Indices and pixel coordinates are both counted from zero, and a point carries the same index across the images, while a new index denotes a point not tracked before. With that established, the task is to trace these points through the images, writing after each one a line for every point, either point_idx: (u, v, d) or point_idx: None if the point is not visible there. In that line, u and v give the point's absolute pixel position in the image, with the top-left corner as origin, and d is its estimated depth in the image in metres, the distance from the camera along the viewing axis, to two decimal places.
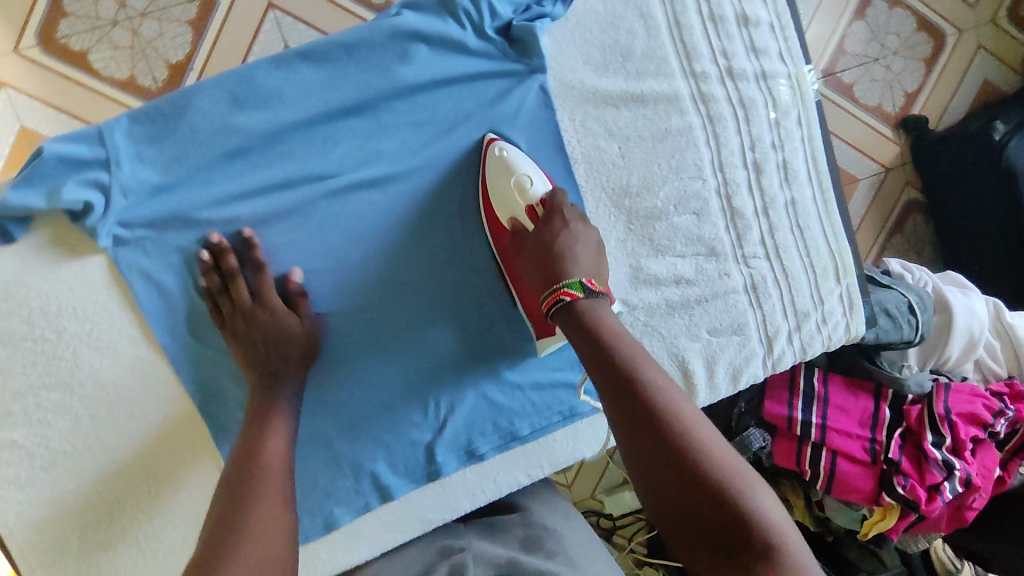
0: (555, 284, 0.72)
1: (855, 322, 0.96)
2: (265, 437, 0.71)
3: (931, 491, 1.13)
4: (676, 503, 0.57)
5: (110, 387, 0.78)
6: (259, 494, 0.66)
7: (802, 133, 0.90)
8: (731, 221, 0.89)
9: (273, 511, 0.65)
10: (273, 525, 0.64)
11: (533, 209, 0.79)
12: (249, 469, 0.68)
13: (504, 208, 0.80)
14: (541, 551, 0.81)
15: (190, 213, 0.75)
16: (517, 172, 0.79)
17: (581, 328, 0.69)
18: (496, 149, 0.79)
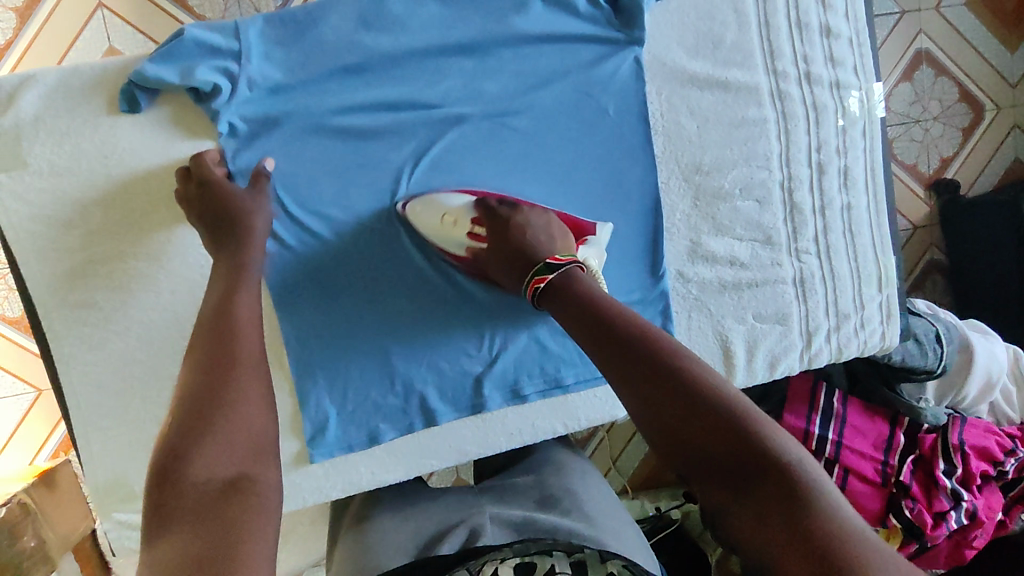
0: (529, 273, 0.76)
1: (890, 331, 1.01)
2: (234, 303, 0.68)
3: (938, 518, 1.16)
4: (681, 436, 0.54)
5: (195, 268, 0.82)
6: (230, 356, 0.62)
7: (865, 144, 0.96)
8: (790, 215, 0.95)
9: (248, 373, 0.62)
10: (246, 410, 0.59)
11: (473, 233, 0.84)
12: (219, 333, 0.64)
13: (453, 243, 0.85)
14: (557, 507, 0.81)
15: (304, 116, 0.80)
16: (439, 207, 0.83)
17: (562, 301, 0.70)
18: (413, 205, 0.84)
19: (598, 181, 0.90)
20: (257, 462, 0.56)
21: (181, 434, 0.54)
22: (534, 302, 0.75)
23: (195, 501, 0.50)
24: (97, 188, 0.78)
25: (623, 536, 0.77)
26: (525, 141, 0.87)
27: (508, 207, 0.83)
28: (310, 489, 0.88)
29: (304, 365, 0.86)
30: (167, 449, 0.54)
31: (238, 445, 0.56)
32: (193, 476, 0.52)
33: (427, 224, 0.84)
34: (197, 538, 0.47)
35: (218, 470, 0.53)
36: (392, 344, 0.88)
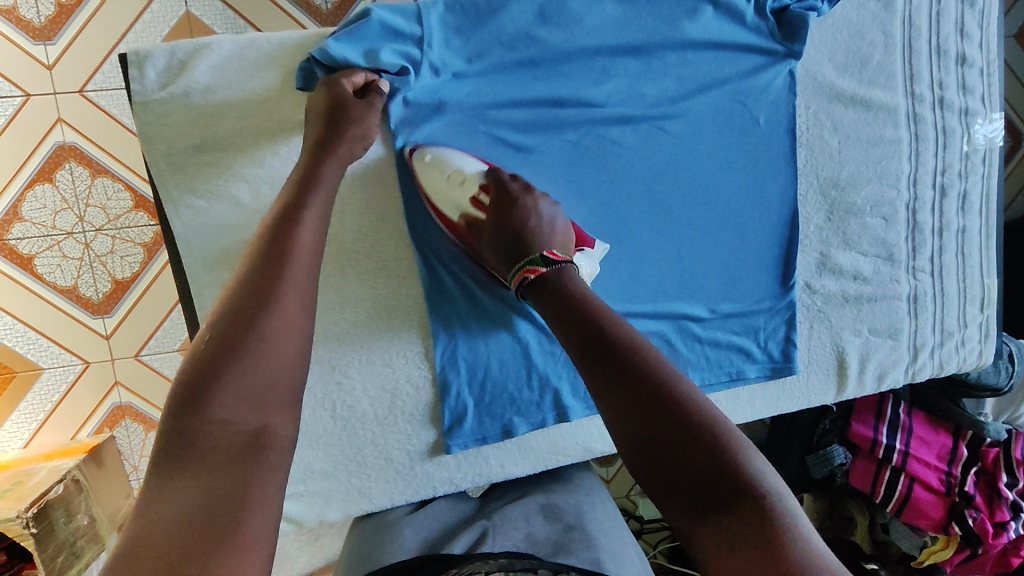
0: (523, 261, 0.74)
1: (987, 350, 1.04)
2: (298, 216, 0.63)
3: (998, 527, 1.22)
4: (653, 442, 0.52)
5: (351, 251, 0.81)
6: (282, 275, 0.58)
7: (984, 170, 0.99)
8: (912, 234, 0.98)
9: (295, 300, 0.58)
10: (289, 347, 0.56)
11: (478, 199, 0.80)
12: (276, 251, 0.60)
13: (449, 204, 0.80)
14: (562, 521, 0.83)
15: (476, 107, 0.80)
16: (451, 164, 0.78)
17: (555, 292, 0.70)
18: (420, 155, 0.79)
19: (742, 191, 0.91)
20: (281, 408, 0.54)
21: (202, 363, 0.52)
22: (517, 290, 0.74)
23: (216, 446, 0.49)
24: (262, 165, 0.77)
25: (622, 558, 0.78)
26: (678, 145, 0.88)
27: (523, 188, 0.80)
28: (442, 479, 0.89)
29: (449, 356, 0.85)
30: (195, 373, 0.51)
31: (267, 388, 0.53)
32: (207, 416, 0.50)
33: (435, 185, 0.79)
34: (212, 487, 0.46)
35: (231, 416, 0.50)
36: (532, 341, 0.87)
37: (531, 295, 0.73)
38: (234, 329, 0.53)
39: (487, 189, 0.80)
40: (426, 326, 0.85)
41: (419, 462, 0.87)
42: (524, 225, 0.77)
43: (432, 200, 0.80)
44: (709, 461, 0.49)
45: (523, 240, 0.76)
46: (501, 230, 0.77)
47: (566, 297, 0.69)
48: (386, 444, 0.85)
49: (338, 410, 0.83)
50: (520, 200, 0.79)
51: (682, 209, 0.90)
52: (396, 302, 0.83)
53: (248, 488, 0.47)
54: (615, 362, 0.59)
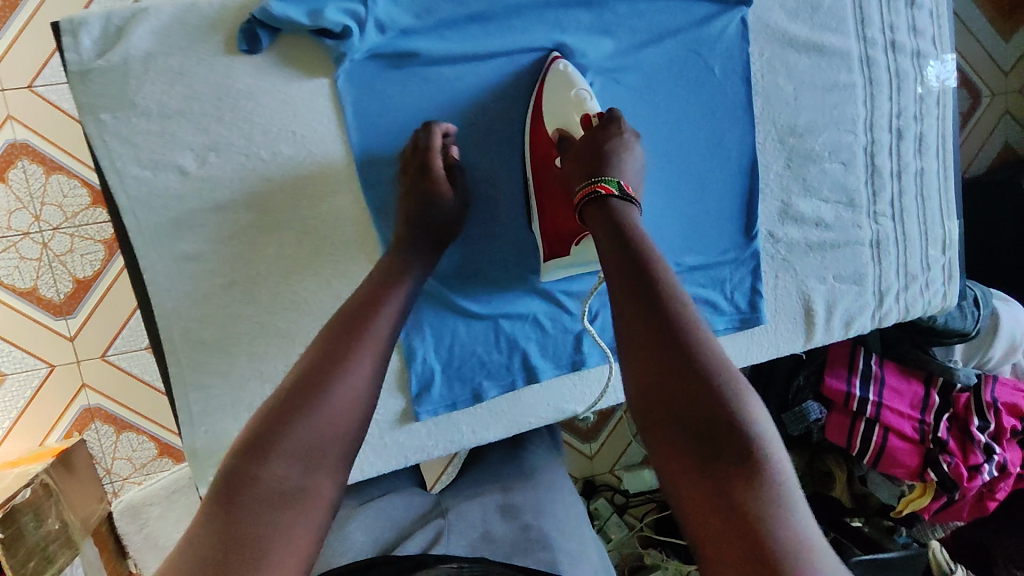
0: (594, 178, 0.66)
1: (952, 292, 1.05)
2: (387, 296, 0.62)
3: (972, 471, 1.24)
4: (673, 384, 0.49)
5: (307, 219, 0.78)
6: (361, 336, 0.55)
7: (938, 112, 1.00)
8: (871, 177, 0.98)
9: (369, 359, 0.54)
10: (358, 401, 0.51)
11: (587, 119, 0.74)
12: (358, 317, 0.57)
13: (556, 114, 0.78)
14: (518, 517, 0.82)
15: (426, 66, 0.79)
16: (577, 85, 0.78)
17: (607, 223, 0.63)
18: (558, 65, 0.79)
19: (702, 143, 0.91)
20: (337, 466, 0.48)
21: (270, 410, 0.48)
22: (579, 206, 0.67)
23: (262, 496, 0.44)
24: (206, 133, 0.75)
25: (576, 553, 0.78)
26: (635, 99, 0.87)
27: (632, 131, 0.72)
28: (413, 447, 0.88)
29: (413, 320, 0.83)
30: (259, 420, 0.48)
31: (332, 440, 0.49)
32: (269, 460, 0.45)
33: (554, 94, 0.78)
34: (221, 539, 0.41)
35: (295, 458, 0.46)
36: (497, 303, 0.86)
37: (590, 213, 0.65)
38: (304, 383, 0.50)
39: (602, 115, 0.74)
40: None
41: (389, 433, 0.86)
42: (614, 152, 0.69)
43: (540, 104, 0.80)
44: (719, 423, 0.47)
45: (600, 159, 0.68)
46: (585, 150, 0.71)
47: (616, 228, 0.62)
48: None
49: None
50: (618, 134, 0.72)
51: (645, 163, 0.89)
52: (354, 268, 0.80)
53: (277, 536, 0.42)
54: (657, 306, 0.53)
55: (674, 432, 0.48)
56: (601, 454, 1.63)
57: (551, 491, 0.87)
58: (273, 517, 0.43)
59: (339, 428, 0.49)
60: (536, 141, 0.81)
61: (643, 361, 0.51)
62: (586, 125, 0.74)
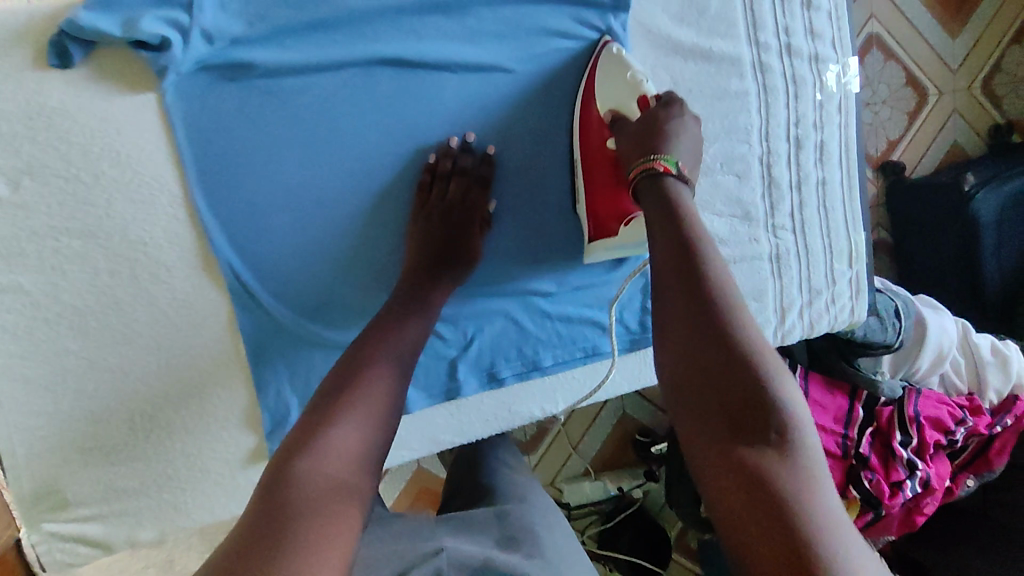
0: (656, 155, 0.66)
1: (859, 306, 1.01)
2: (398, 329, 0.69)
3: (895, 488, 1.19)
4: (714, 376, 0.51)
5: (137, 245, 0.72)
6: (376, 352, 0.65)
7: (841, 118, 0.95)
8: (768, 190, 0.93)
9: (384, 370, 0.64)
10: (379, 404, 0.60)
11: (644, 99, 0.73)
12: (376, 338, 0.67)
13: (609, 97, 0.77)
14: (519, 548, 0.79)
15: (267, 79, 0.72)
16: (633, 67, 0.76)
17: (663, 200, 0.63)
18: (613, 49, 0.79)
19: None
20: (366, 463, 0.55)
21: (306, 419, 0.57)
22: (632, 183, 0.67)
23: (304, 483, 0.50)
24: (17, 155, 0.66)
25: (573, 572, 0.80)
26: (507, 112, 0.82)
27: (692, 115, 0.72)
28: None
29: (261, 352, 0.78)
30: (300, 426, 0.56)
31: (359, 434, 0.57)
32: (311, 464, 0.52)
33: (609, 79, 0.78)
34: (268, 516, 0.47)
35: (336, 467, 0.53)
36: (358, 332, 0.80)
37: (644, 191, 0.65)
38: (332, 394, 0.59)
39: (659, 96, 0.73)
40: (234, 323, 0.76)
41: (242, 472, 0.81)
42: (672, 134, 0.68)
43: (592, 91, 0.80)
44: (750, 400, 0.50)
45: (658, 140, 0.68)
46: (633, 135, 0.71)
47: (671, 209, 0.62)
48: (200, 454, 0.78)
49: (139, 420, 0.75)
50: (677, 115, 0.71)
51: (518, 178, 0.84)
52: (195, 296, 0.74)
53: (316, 509, 0.48)
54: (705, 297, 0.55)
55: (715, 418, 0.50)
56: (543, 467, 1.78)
57: (546, 517, 0.88)
58: (313, 511, 0.48)
59: (365, 428, 0.57)
60: (587, 123, 0.81)
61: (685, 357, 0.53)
62: (642, 109, 0.72)
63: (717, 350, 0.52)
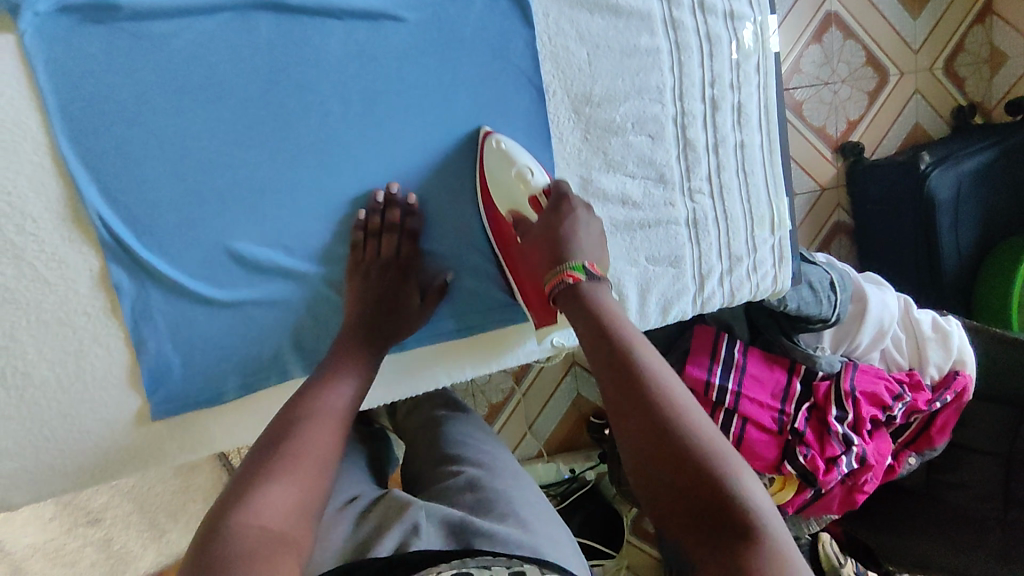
0: (561, 265, 0.75)
1: (782, 275, 0.99)
2: (333, 385, 0.74)
3: (829, 463, 1.17)
4: (661, 463, 0.57)
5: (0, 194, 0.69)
6: (311, 410, 0.70)
7: (759, 80, 0.93)
8: (683, 151, 0.91)
9: (318, 427, 0.68)
10: (314, 462, 0.65)
11: (536, 200, 0.81)
12: (307, 395, 0.72)
13: (504, 196, 0.83)
14: (493, 513, 0.82)
15: (135, 21, 0.70)
16: (516, 163, 0.81)
17: (579, 309, 0.72)
18: (492, 140, 0.82)
19: (483, 111, 0.83)
20: (296, 519, 0.59)
21: (241, 481, 0.61)
22: (551, 295, 0.76)
23: (238, 539, 0.54)
24: None
25: (556, 543, 0.80)
26: (402, 62, 0.79)
27: (581, 203, 0.81)
28: (156, 448, 0.80)
29: (140, 309, 0.75)
30: (233, 489, 0.60)
31: (291, 492, 0.61)
32: (248, 517, 0.56)
33: (499, 173, 0.81)
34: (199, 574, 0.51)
35: (271, 520, 0.57)
36: (244, 291, 0.78)
37: (563, 302, 0.74)
38: (268, 455, 0.63)
39: (548, 191, 0.81)
40: (109, 277, 0.74)
41: (126, 435, 0.78)
42: (569, 233, 0.78)
43: (485, 180, 0.83)
44: (707, 484, 0.55)
45: (560, 244, 0.77)
46: (545, 236, 0.78)
47: (588, 314, 0.71)
48: (78, 414, 0.75)
49: (10, 378, 0.72)
50: (570, 209, 0.80)
51: (415, 133, 0.81)
52: (67, 248, 0.72)
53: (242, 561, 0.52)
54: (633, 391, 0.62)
55: (672, 502, 0.56)
56: None
57: (523, 484, 0.91)
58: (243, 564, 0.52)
59: (298, 486, 0.62)
60: (492, 222, 0.85)
61: (631, 447, 0.60)
62: (539, 208, 0.81)
63: (657, 440, 0.58)
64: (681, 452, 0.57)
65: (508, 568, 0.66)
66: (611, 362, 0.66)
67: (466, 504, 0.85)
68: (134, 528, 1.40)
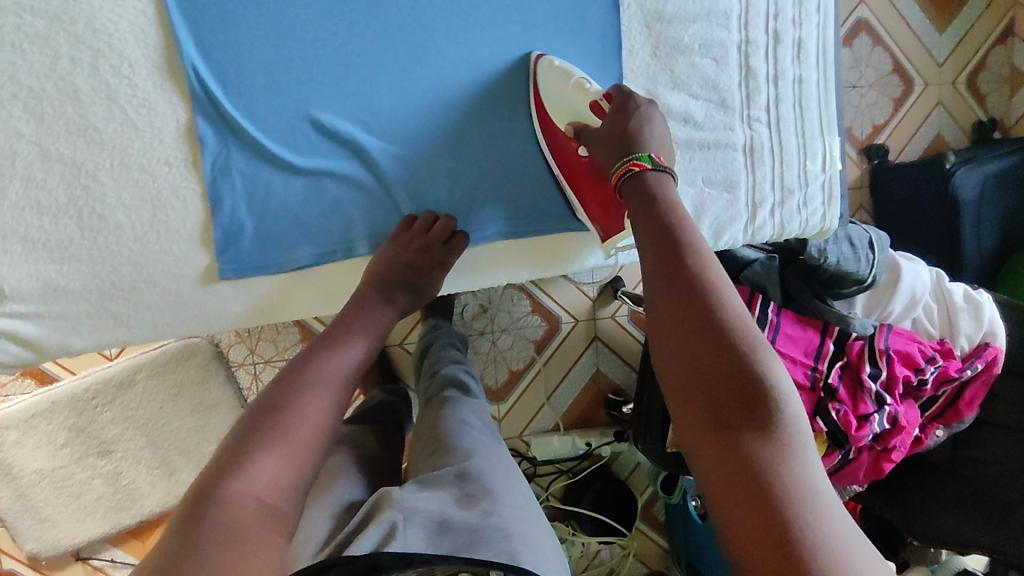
0: (627, 155, 0.72)
1: (831, 214, 1.01)
2: (343, 348, 0.69)
3: (862, 421, 1.17)
4: (693, 354, 0.56)
5: (102, 35, 0.70)
6: (315, 367, 0.65)
7: (819, 19, 0.96)
8: (745, 79, 0.94)
9: (321, 391, 0.63)
10: (313, 427, 0.60)
11: (598, 103, 0.80)
12: (313, 355, 0.67)
13: (563, 108, 0.84)
14: (478, 506, 0.73)
15: None
16: (574, 75, 0.83)
17: (641, 198, 0.69)
18: (545, 60, 0.84)
19: (560, 16, 0.87)
20: (288, 493, 0.56)
21: (238, 437, 0.57)
22: (616, 185, 0.73)
23: (224, 513, 0.51)
24: None
25: (537, 548, 0.71)
26: None
27: (646, 102, 0.78)
28: (219, 310, 0.81)
29: (221, 166, 0.77)
30: (227, 448, 0.56)
31: (288, 462, 0.57)
32: (240, 489, 0.53)
33: (556, 89, 0.83)
34: (175, 544, 0.49)
35: (259, 491, 0.54)
36: (322, 162, 0.80)
37: (627, 191, 0.71)
38: (267, 409, 0.59)
39: (610, 95, 0.79)
40: (194, 134, 0.76)
41: (191, 293, 0.79)
42: (638, 128, 0.75)
43: (542, 100, 0.86)
44: (739, 383, 0.54)
45: (630, 137, 0.74)
46: (610, 130, 0.76)
47: (650, 206, 0.68)
48: (146, 265, 0.76)
49: (86, 218, 0.73)
50: (636, 109, 0.77)
51: (493, 29, 0.84)
52: (159, 98, 0.74)
53: (212, 540, 0.49)
54: (682, 281, 0.60)
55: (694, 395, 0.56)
56: (510, 419, 1.65)
57: (513, 478, 0.81)
58: (228, 542, 0.49)
59: (295, 457, 0.57)
60: (553, 139, 0.87)
61: (667, 336, 0.59)
62: (600, 111, 0.79)
63: (695, 329, 0.57)
64: (717, 346, 0.56)
65: None
66: (658, 250, 0.64)
67: (453, 491, 0.76)
68: (146, 464, 1.30)
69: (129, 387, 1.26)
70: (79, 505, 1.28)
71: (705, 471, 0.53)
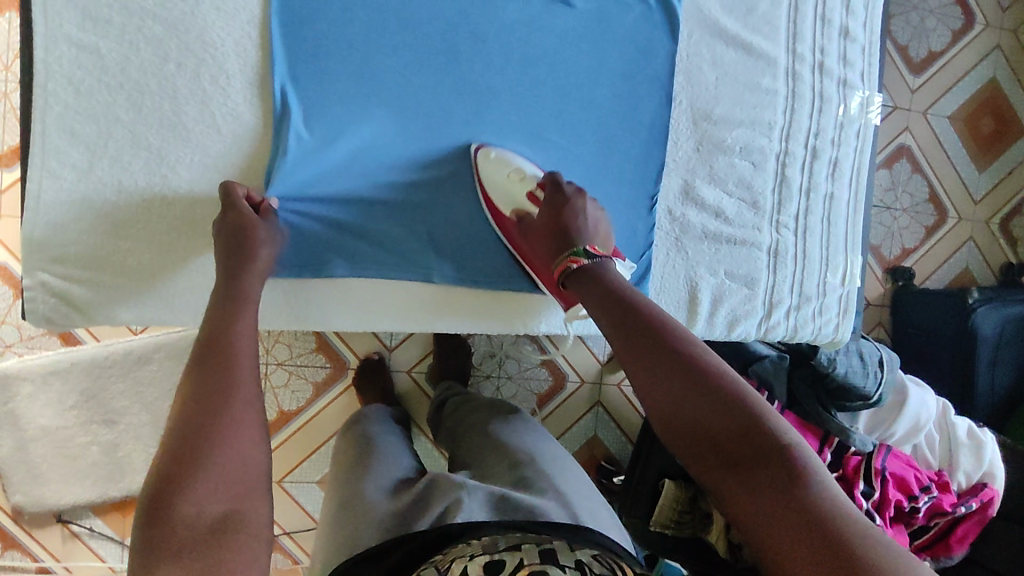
0: (565, 252, 0.80)
1: (843, 326, 1.04)
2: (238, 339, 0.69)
3: None
4: (695, 419, 0.61)
5: (208, 47, 0.79)
6: (225, 371, 0.65)
7: (855, 144, 1.03)
8: (778, 186, 1.00)
9: (242, 398, 0.64)
10: (242, 435, 0.61)
11: (535, 195, 0.88)
12: (217, 358, 0.66)
13: (503, 197, 0.89)
14: (534, 486, 0.81)
15: None
16: (512, 164, 0.89)
17: (588, 287, 0.76)
18: (488, 153, 0.89)
19: (616, 100, 0.94)
20: (243, 502, 0.58)
21: (171, 458, 0.58)
22: (562, 281, 0.80)
23: (186, 535, 0.53)
24: None
25: (597, 516, 0.81)
26: (559, 40, 0.90)
27: (576, 189, 0.86)
28: None
29: None
30: (160, 473, 0.57)
31: (230, 476, 0.58)
32: (184, 508, 0.55)
33: (496, 176, 0.89)
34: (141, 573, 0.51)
35: (210, 507, 0.56)
36: (375, 192, 0.87)
37: (572, 283, 0.78)
38: (197, 425, 0.60)
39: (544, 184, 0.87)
40: (268, 146, 0.83)
41: None
42: (570, 222, 0.83)
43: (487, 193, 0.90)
44: (745, 431, 0.59)
45: (565, 233, 0.82)
46: (547, 226, 0.84)
47: (598, 291, 0.75)
48: (199, 253, 0.82)
49: (155, 202, 0.80)
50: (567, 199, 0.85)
51: (554, 102, 0.92)
52: (244, 109, 0.82)
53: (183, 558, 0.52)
54: (655, 351, 0.66)
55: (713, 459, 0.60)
56: None
57: (562, 456, 0.90)
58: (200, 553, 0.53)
59: (233, 465, 0.59)
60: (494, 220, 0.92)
61: (665, 409, 0.63)
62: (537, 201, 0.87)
63: (688, 398, 0.62)
64: (710, 406, 0.61)
65: (538, 544, 0.60)
66: (618, 330, 0.70)
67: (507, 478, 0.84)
68: (145, 441, 1.34)
69: (146, 363, 1.31)
70: (72, 466, 1.30)
71: (751, 526, 0.56)
